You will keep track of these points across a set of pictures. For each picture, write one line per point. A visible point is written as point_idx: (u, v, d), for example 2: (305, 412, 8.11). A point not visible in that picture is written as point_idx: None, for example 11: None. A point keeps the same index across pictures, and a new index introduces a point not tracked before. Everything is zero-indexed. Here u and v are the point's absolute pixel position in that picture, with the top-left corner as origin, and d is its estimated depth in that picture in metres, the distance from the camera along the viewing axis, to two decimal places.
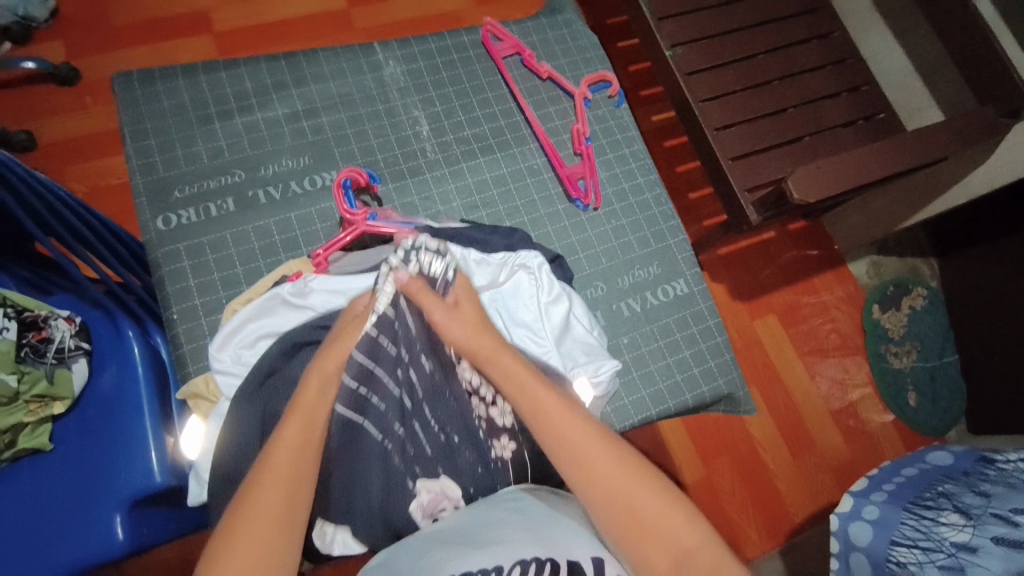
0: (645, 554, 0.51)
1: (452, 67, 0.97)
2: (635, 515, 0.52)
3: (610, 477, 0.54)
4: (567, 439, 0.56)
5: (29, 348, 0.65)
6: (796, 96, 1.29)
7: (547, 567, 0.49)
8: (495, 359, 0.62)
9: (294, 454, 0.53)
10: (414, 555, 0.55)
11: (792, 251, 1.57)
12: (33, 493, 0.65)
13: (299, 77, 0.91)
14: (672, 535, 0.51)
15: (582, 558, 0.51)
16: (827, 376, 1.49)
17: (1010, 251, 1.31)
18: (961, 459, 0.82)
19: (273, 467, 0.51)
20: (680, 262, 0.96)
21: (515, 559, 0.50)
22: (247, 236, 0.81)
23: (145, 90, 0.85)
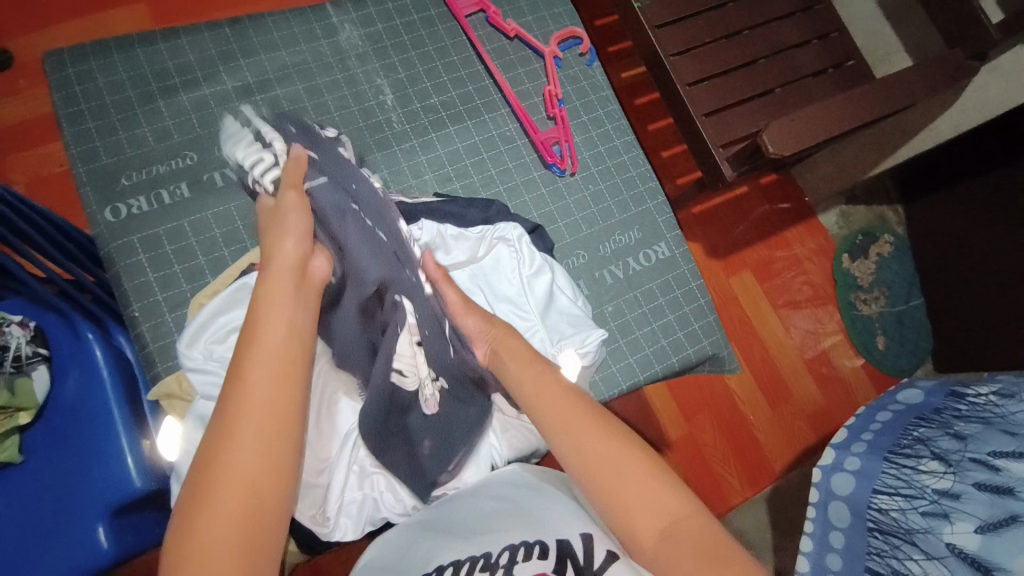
0: (631, 523, 0.49)
1: (413, 29, 0.91)
2: (624, 484, 0.50)
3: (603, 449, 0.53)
4: (561, 418, 0.55)
5: None
6: (766, 47, 1.26)
7: (535, 551, 0.51)
8: (505, 339, 0.64)
9: (278, 377, 0.47)
10: (405, 547, 0.57)
11: (764, 206, 1.58)
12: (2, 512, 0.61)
13: (248, 46, 0.84)
14: (663, 504, 0.50)
15: (571, 537, 0.51)
16: (801, 327, 1.52)
17: (970, 194, 1.33)
18: (933, 395, 0.81)
19: (256, 392, 0.45)
20: (660, 225, 0.94)
21: (504, 545, 0.52)
22: (207, 224, 0.76)
23: (78, 68, 0.77)
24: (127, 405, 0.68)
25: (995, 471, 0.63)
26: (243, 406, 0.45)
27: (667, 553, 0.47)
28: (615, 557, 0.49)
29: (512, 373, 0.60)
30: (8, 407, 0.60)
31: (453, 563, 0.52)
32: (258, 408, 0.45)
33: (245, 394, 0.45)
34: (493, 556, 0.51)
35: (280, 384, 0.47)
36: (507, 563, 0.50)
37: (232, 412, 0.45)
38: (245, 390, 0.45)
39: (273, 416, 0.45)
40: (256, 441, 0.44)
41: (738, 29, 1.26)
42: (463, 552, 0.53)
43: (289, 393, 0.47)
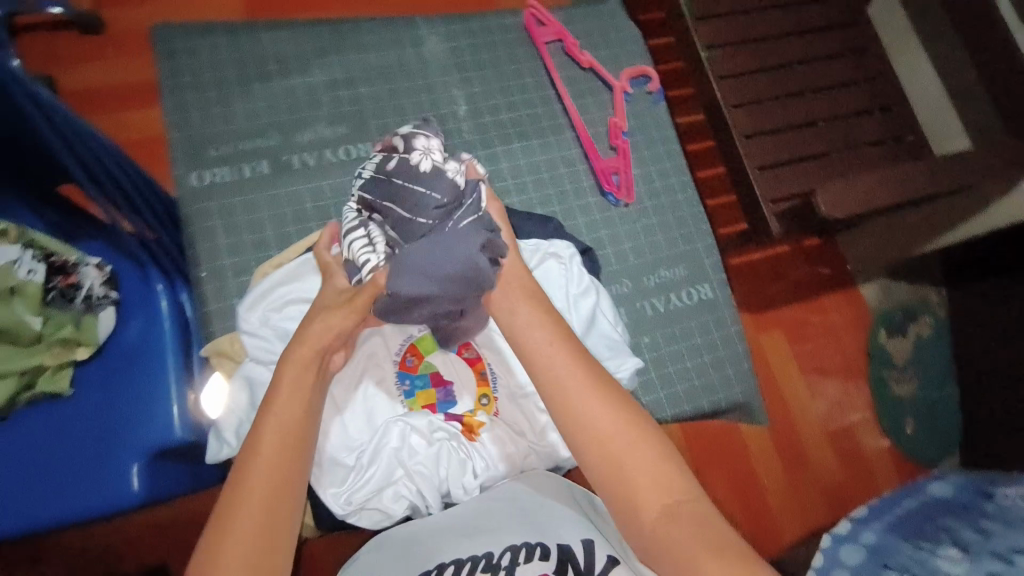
0: (637, 500, 0.52)
1: (494, 48, 0.96)
2: (628, 466, 0.53)
3: (606, 425, 0.54)
4: (565, 389, 0.56)
5: (57, 292, 0.65)
6: (827, 111, 1.29)
7: (536, 552, 0.57)
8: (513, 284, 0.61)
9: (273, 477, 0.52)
10: (410, 537, 0.62)
11: (804, 268, 1.57)
12: (49, 440, 0.64)
13: (340, 44, 0.90)
14: (667, 483, 0.53)
15: (573, 542, 0.57)
16: (827, 396, 1.49)
17: None
18: (961, 491, 0.76)
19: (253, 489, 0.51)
20: (706, 266, 0.95)
21: (506, 544, 0.58)
22: (278, 201, 0.80)
23: (186, 45, 0.83)
24: (182, 357, 0.71)
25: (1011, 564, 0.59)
26: (240, 506, 0.50)
27: (667, 530, 0.51)
28: (615, 562, 0.55)
29: (520, 313, 0.60)
30: (71, 340, 0.64)
31: (457, 560, 0.58)
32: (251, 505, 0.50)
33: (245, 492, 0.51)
34: (495, 556, 0.57)
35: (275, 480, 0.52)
36: (508, 565, 0.56)
37: (231, 510, 0.50)
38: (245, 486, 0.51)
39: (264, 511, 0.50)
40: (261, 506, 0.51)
41: (800, 91, 1.29)
42: (466, 550, 0.59)
43: (282, 493, 0.52)
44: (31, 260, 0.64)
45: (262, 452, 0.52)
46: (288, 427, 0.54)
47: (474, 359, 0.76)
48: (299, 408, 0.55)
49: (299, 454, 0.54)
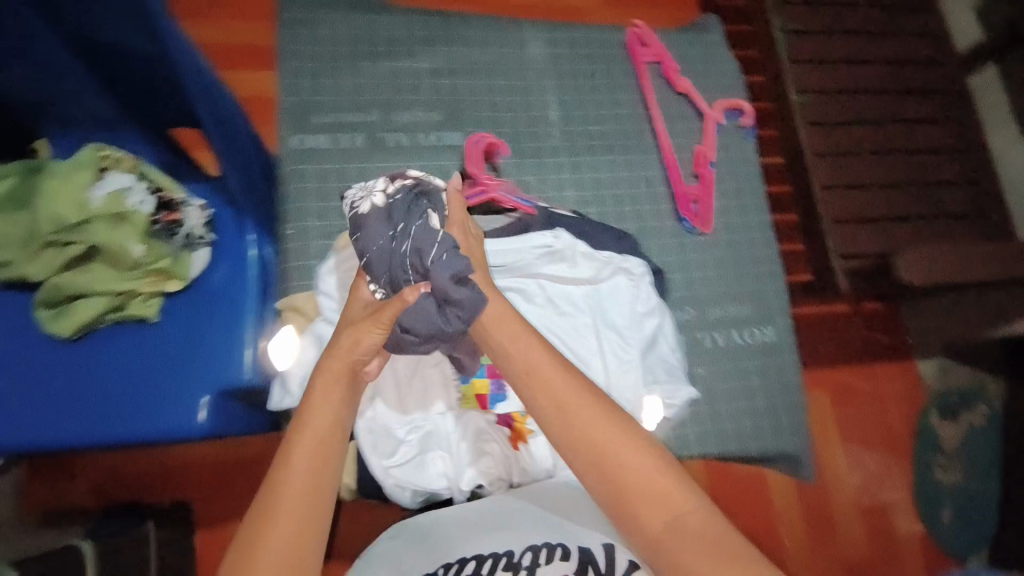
0: (639, 518, 0.48)
1: (594, 62, 0.97)
2: (630, 488, 0.49)
3: (599, 432, 0.50)
4: (551, 399, 0.52)
5: (162, 226, 0.69)
6: (914, 175, 1.25)
7: (556, 552, 0.57)
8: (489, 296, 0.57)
9: (310, 484, 0.49)
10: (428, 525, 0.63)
11: (861, 332, 1.51)
12: (132, 361, 0.68)
13: (448, 36, 0.92)
14: (670, 497, 0.48)
15: (593, 546, 0.56)
16: (865, 467, 1.43)
17: None
18: None
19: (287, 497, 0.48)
20: (774, 308, 0.93)
21: (527, 544, 0.58)
22: (367, 174, 0.82)
23: (307, 16, 0.88)
24: (260, 304, 0.74)
25: None
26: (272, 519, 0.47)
27: (676, 547, 0.46)
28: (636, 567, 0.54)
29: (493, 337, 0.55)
30: (165, 272, 0.68)
31: (478, 556, 0.58)
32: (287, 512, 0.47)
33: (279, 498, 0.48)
34: (516, 556, 0.58)
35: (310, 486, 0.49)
36: (529, 565, 0.56)
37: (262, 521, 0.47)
38: (279, 495, 0.48)
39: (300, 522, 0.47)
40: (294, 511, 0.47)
41: (888, 149, 1.26)
42: (488, 545, 0.59)
43: (318, 500, 0.49)
44: (141, 191, 0.68)
45: (299, 459, 0.49)
46: (322, 434, 0.51)
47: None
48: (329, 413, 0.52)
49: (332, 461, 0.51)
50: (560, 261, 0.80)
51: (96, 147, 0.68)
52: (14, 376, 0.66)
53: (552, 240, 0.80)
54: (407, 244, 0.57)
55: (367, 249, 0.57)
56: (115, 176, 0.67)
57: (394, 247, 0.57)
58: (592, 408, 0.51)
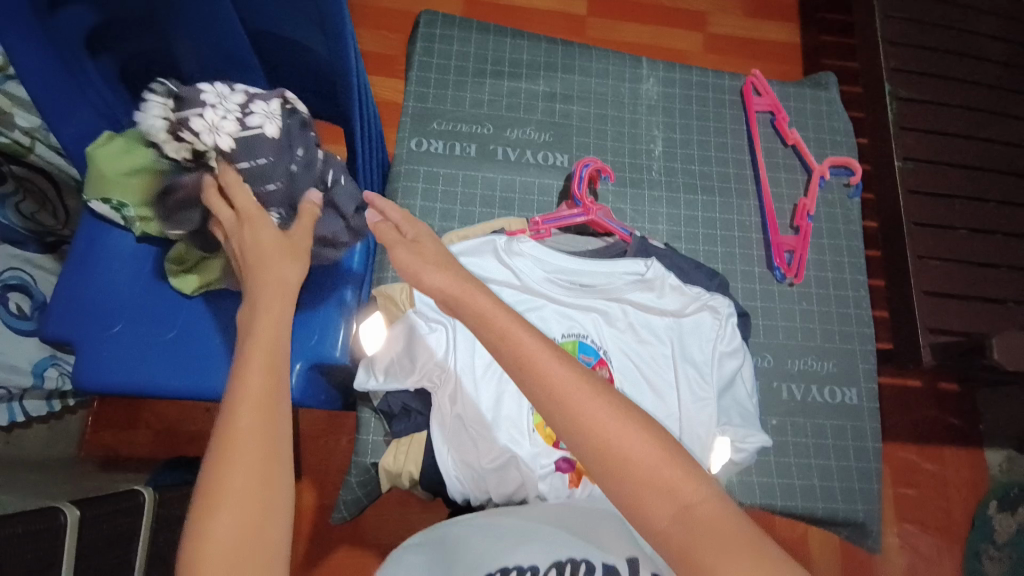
0: (644, 510, 0.43)
1: (704, 103, 0.99)
2: (630, 481, 0.43)
3: (580, 412, 0.45)
4: (536, 383, 0.46)
5: None
6: (1014, 257, 1.21)
7: (581, 568, 0.55)
8: (469, 298, 0.52)
9: (266, 423, 0.45)
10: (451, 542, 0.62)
11: (936, 411, 1.44)
12: (235, 323, 0.75)
13: (569, 64, 0.97)
14: (676, 486, 0.43)
15: (617, 562, 0.55)
16: (921, 552, 1.35)
17: None
18: None
19: (241, 445, 0.43)
20: (858, 370, 0.91)
21: (551, 560, 0.56)
22: (475, 182, 0.87)
23: (443, 31, 0.94)
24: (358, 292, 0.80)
25: None
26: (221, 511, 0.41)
27: (685, 540, 0.41)
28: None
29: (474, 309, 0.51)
30: None
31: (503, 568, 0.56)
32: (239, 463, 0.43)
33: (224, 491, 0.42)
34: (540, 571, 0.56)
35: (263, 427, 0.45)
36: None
37: (210, 516, 0.42)
38: (227, 454, 0.43)
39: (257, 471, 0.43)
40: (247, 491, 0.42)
41: (990, 228, 1.22)
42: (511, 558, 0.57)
43: (272, 466, 0.44)
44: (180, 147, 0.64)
45: (243, 412, 0.44)
46: (258, 401, 0.45)
47: (608, 380, 0.77)
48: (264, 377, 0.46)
49: (282, 403, 0.46)
50: (650, 290, 0.81)
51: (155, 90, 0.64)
52: (136, 319, 0.74)
53: (643, 269, 0.81)
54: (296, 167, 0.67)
55: (279, 175, 0.66)
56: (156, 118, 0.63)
57: (293, 167, 0.67)
58: (571, 404, 0.45)
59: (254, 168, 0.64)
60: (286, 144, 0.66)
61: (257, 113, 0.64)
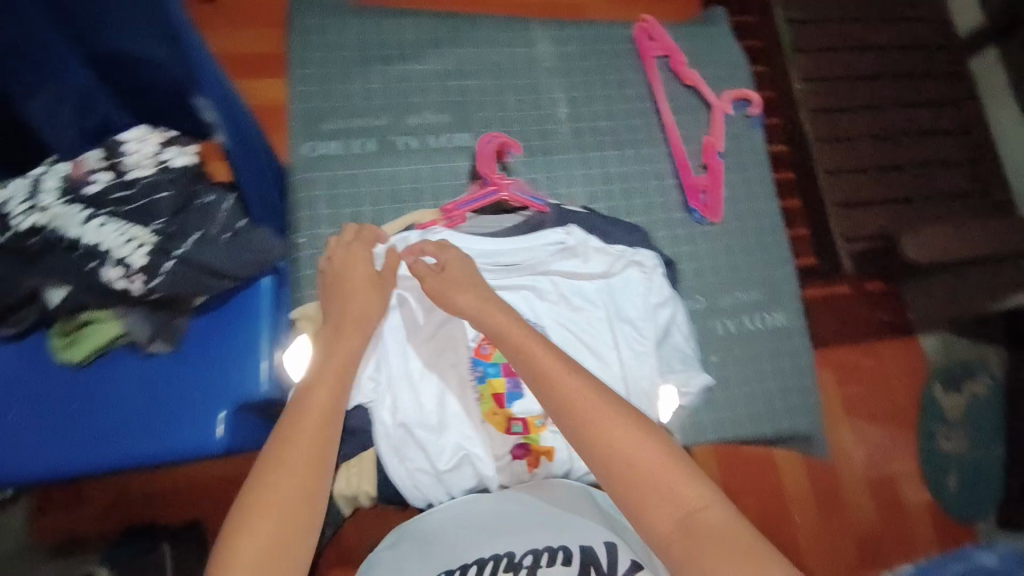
0: (651, 516, 0.51)
1: (601, 57, 0.98)
2: (637, 481, 0.52)
3: (600, 424, 0.54)
4: (570, 397, 0.56)
5: (170, 236, 0.69)
6: (914, 156, 1.27)
7: (558, 556, 0.58)
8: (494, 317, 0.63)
9: (320, 438, 0.57)
10: (424, 539, 0.65)
11: (865, 310, 1.53)
12: (153, 385, 0.73)
13: (457, 37, 0.93)
14: (676, 495, 0.51)
15: (594, 544, 0.58)
16: (872, 441, 1.46)
17: None
18: None
19: (301, 450, 0.55)
20: (784, 294, 0.95)
21: (529, 547, 0.60)
22: (380, 179, 0.85)
23: (317, 23, 0.88)
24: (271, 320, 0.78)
25: None
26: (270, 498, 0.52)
27: (689, 547, 0.48)
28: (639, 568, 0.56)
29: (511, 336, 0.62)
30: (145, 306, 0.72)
31: (479, 560, 0.59)
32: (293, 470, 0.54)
33: (276, 485, 0.53)
34: (517, 555, 0.59)
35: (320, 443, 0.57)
36: (529, 566, 0.58)
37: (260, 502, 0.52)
38: (284, 457, 0.55)
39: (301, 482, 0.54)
40: (295, 487, 0.54)
41: (890, 132, 1.27)
42: (489, 548, 0.61)
43: (318, 475, 0.55)
44: (54, 183, 0.67)
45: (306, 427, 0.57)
46: (319, 422, 0.57)
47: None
48: (326, 400, 0.59)
49: (332, 429, 0.58)
50: (575, 256, 0.81)
51: (56, 157, 0.70)
52: (36, 399, 0.71)
53: (565, 237, 0.81)
54: (176, 204, 0.70)
55: (164, 210, 0.69)
56: (62, 168, 0.69)
57: (179, 203, 0.70)
58: (598, 409, 0.55)
59: (144, 204, 0.68)
60: (189, 184, 0.71)
61: (174, 151, 0.72)
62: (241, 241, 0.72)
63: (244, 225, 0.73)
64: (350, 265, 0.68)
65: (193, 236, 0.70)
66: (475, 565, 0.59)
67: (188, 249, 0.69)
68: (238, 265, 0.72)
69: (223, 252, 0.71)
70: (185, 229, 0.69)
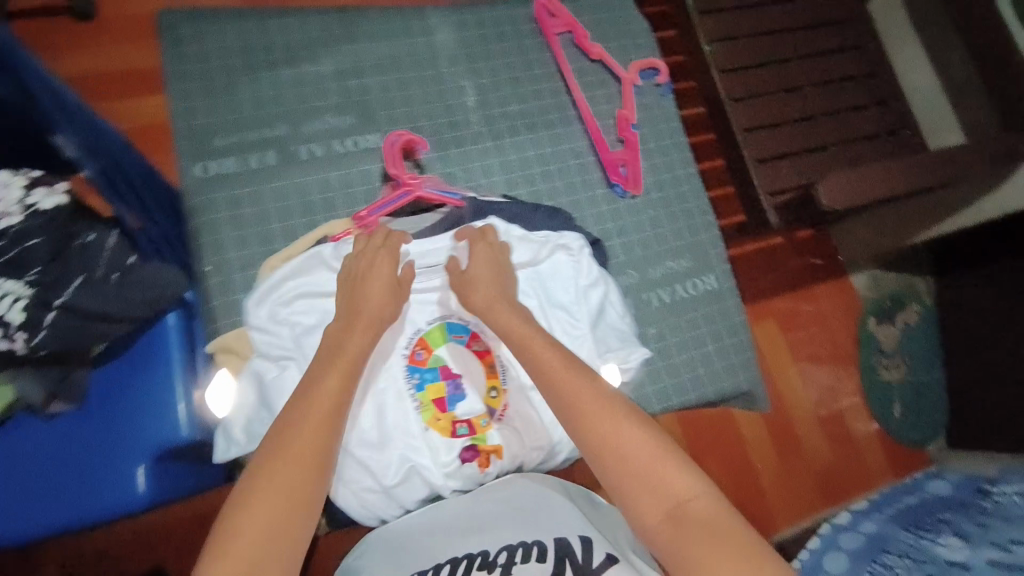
0: (642, 506, 0.53)
1: (503, 39, 0.95)
2: (631, 469, 0.53)
3: (593, 412, 0.57)
4: (565, 388, 0.59)
5: (47, 289, 0.65)
6: (825, 104, 1.30)
7: (533, 552, 0.58)
8: (506, 317, 0.68)
9: (326, 424, 0.55)
10: (393, 548, 0.65)
11: (798, 258, 1.58)
12: (66, 447, 0.71)
13: (349, 33, 0.88)
14: (667, 491, 0.52)
15: (569, 536, 0.59)
16: (818, 382, 1.52)
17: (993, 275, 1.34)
18: (959, 489, 1.12)
19: (307, 432, 0.54)
20: (712, 258, 0.96)
21: (502, 545, 0.59)
22: (285, 193, 0.80)
23: (193, 33, 0.82)
24: (185, 359, 0.75)
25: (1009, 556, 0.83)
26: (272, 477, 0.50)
27: (673, 535, 0.50)
28: (612, 561, 0.56)
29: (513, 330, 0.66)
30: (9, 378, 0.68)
31: (453, 559, 0.59)
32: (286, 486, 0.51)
33: (279, 465, 0.51)
34: (491, 555, 0.59)
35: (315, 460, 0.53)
36: (504, 563, 0.57)
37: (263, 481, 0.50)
38: (289, 440, 0.53)
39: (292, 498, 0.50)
40: (297, 469, 0.52)
41: (801, 84, 1.30)
42: (463, 549, 0.60)
43: (318, 462, 0.53)
44: None
45: (310, 414, 0.55)
46: (326, 407, 0.56)
47: (483, 352, 0.78)
48: (335, 382, 0.58)
49: (339, 418, 0.57)
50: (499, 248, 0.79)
51: None
52: None
53: (484, 229, 0.79)
54: (49, 252, 0.65)
55: (36, 260, 0.64)
56: None
57: (53, 249, 0.65)
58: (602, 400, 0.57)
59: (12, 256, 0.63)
60: (65, 225, 0.66)
61: (41, 193, 0.66)
62: (133, 282, 0.69)
63: (133, 261, 0.69)
64: (372, 269, 0.69)
65: (74, 283, 0.66)
66: (448, 564, 0.59)
67: (72, 299, 0.65)
68: (130, 307, 0.69)
69: (113, 295, 0.68)
70: (65, 277, 0.66)
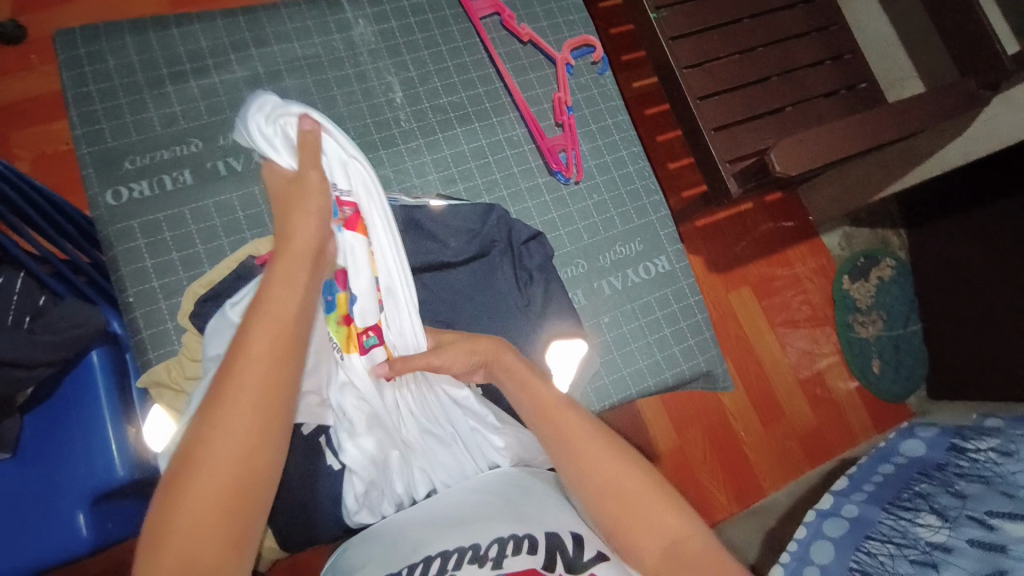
0: (637, 544, 0.50)
1: (427, 28, 0.90)
2: (625, 506, 0.51)
3: (594, 454, 0.53)
4: (563, 431, 0.55)
5: None
6: (779, 65, 1.25)
7: (524, 544, 0.49)
8: (501, 360, 0.60)
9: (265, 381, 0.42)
10: (367, 546, 0.57)
11: (767, 223, 1.55)
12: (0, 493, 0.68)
13: (260, 35, 0.84)
14: (664, 523, 0.50)
15: (561, 530, 0.51)
16: (796, 346, 1.50)
17: (968, 225, 1.30)
18: (934, 448, 1.11)
19: (237, 401, 0.40)
20: (662, 238, 0.93)
21: (493, 536, 0.51)
22: (207, 212, 0.77)
23: (90, 50, 0.77)
24: (117, 393, 0.73)
25: (989, 532, 0.82)
26: (205, 462, 0.39)
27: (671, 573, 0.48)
28: (602, 558, 0.48)
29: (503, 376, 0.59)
30: None
31: (443, 552, 0.50)
32: (229, 454, 0.39)
33: (211, 445, 0.39)
34: (482, 547, 0.50)
35: (260, 430, 0.40)
36: (495, 557, 0.48)
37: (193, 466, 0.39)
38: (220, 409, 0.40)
39: (229, 484, 0.39)
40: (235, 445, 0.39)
41: (753, 45, 1.25)
42: (452, 542, 0.51)
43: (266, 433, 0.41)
44: None
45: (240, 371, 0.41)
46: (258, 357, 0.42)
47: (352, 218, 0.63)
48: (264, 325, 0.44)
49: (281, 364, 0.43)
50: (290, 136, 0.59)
51: None
52: None
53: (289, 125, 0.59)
54: None
55: None
56: None
57: None
58: (598, 437, 0.54)
59: None
60: None
61: None
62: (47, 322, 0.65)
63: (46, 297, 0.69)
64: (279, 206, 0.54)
65: None
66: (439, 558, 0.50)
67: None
68: (39, 350, 0.63)
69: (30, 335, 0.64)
70: None
